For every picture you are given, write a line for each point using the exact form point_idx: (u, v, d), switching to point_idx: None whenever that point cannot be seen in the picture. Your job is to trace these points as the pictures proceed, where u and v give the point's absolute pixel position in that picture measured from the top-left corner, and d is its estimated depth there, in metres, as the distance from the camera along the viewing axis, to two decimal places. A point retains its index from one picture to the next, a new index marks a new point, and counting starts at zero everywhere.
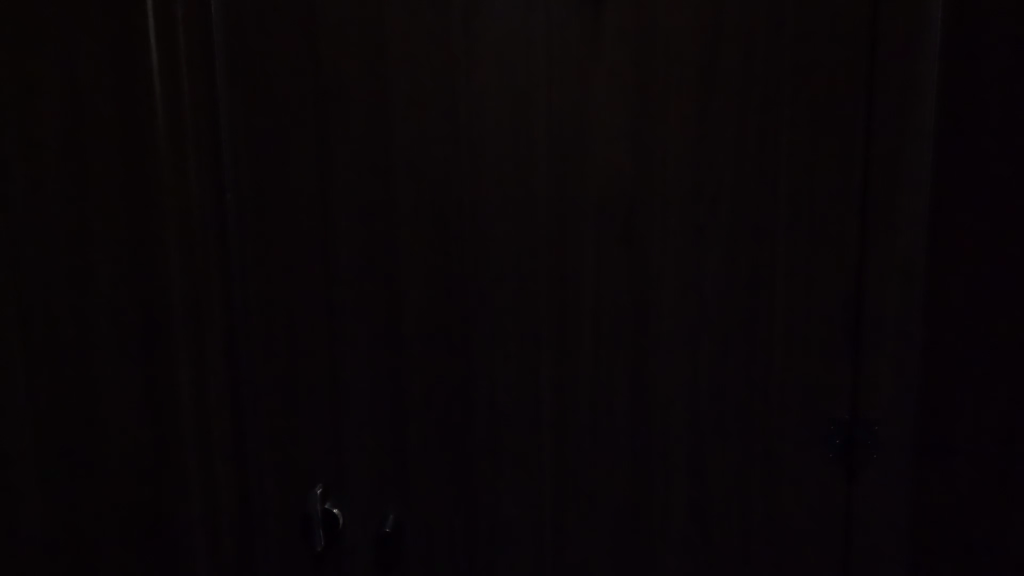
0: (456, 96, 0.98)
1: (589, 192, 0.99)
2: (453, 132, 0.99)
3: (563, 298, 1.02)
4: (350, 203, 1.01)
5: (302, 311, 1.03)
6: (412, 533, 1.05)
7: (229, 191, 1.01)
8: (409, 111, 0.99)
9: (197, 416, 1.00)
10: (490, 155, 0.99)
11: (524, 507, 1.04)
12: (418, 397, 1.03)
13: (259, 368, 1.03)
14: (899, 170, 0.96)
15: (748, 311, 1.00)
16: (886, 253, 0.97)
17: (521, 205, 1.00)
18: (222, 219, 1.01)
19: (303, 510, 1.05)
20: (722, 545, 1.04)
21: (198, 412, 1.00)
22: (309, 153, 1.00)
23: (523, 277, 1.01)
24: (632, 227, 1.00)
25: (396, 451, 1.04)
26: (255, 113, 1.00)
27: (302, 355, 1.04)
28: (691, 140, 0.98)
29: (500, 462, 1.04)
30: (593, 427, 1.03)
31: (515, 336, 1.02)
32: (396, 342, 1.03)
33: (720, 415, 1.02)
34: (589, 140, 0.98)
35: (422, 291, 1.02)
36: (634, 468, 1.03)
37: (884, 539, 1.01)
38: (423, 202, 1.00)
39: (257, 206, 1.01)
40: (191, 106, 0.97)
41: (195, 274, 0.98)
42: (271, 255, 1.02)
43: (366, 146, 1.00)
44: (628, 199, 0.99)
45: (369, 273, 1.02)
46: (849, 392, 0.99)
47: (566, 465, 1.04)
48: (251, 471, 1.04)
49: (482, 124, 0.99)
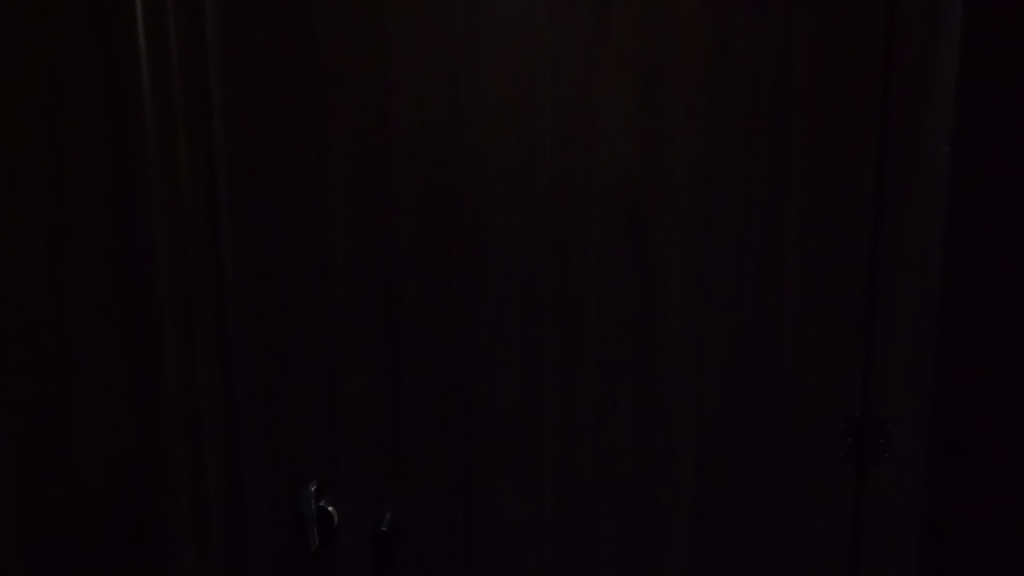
0: (462, 88, 0.95)
1: (599, 188, 0.96)
2: (460, 125, 0.96)
3: (568, 293, 0.99)
4: (351, 195, 0.98)
5: (299, 305, 1.00)
6: (410, 532, 1.02)
7: (222, 182, 0.97)
8: (414, 103, 0.96)
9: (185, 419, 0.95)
10: (497, 149, 0.96)
11: (524, 507, 1.01)
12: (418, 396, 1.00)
13: (253, 364, 1.00)
14: (914, 164, 0.94)
15: (757, 307, 0.97)
16: (900, 250, 0.95)
17: (526, 199, 0.97)
18: (214, 210, 0.97)
19: (297, 509, 1.02)
20: (728, 547, 1.01)
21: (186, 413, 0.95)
22: (308, 143, 0.97)
23: (527, 271, 0.98)
24: (642, 224, 0.97)
25: (394, 449, 1.01)
26: (252, 101, 0.96)
27: (300, 353, 1.01)
28: (704, 136, 0.95)
29: (500, 461, 1.01)
30: (596, 425, 1.00)
31: (518, 332, 0.99)
32: (396, 340, 1.00)
33: (727, 413, 0.99)
34: (597, 131, 0.96)
35: (423, 286, 0.99)
36: (639, 470, 1.00)
37: (894, 539, 0.98)
38: (425, 195, 0.97)
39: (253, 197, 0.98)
40: (182, 93, 0.93)
41: (185, 268, 0.94)
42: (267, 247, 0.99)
43: (369, 139, 0.97)
44: (636, 192, 0.97)
45: (371, 267, 0.99)
46: (860, 390, 0.97)
47: (569, 464, 1.01)
48: (242, 470, 1.01)
49: (490, 117, 0.95)
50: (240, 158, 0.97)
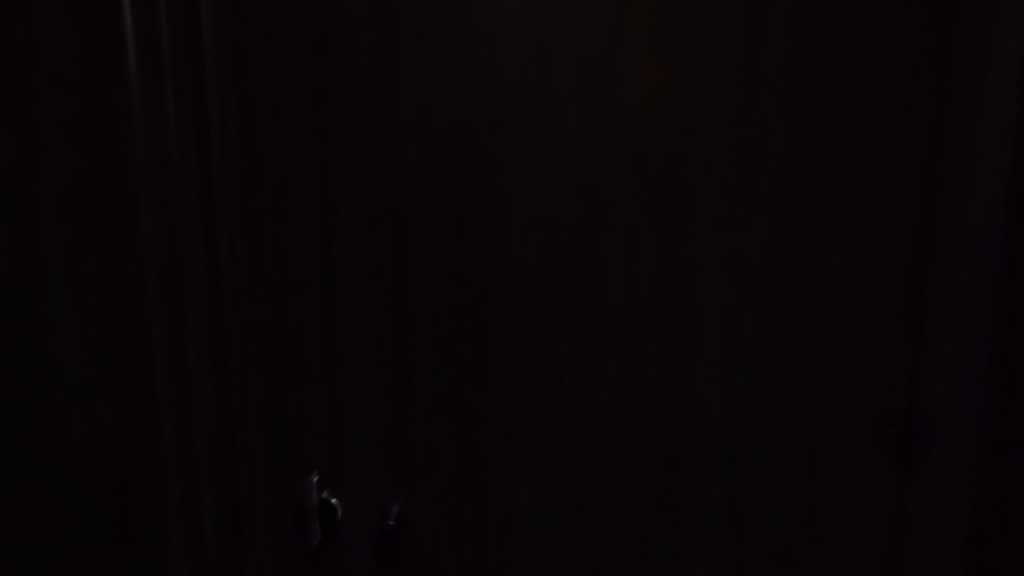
0: (475, 51, 0.86)
1: (631, 170, 0.88)
2: (478, 100, 0.87)
3: (593, 276, 0.90)
4: (355, 170, 0.90)
5: (300, 287, 0.93)
6: (420, 525, 0.97)
7: (216, 158, 0.90)
8: (426, 76, 0.87)
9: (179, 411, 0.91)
10: (519, 126, 0.87)
11: (542, 501, 0.95)
12: (428, 387, 0.94)
13: (250, 353, 0.94)
14: (967, 131, 0.86)
15: (797, 289, 0.89)
16: (953, 224, 0.87)
17: (548, 173, 0.88)
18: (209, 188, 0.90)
19: (298, 501, 0.96)
20: (760, 545, 0.95)
21: (180, 406, 0.91)
22: (307, 112, 0.89)
23: (548, 253, 0.90)
24: (675, 210, 0.88)
25: (402, 439, 0.95)
26: (244, 66, 0.88)
27: (301, 341, 0.93)
28: (745, 112, 0.86)
29: (516, 452, 0.95)
30: (619, 416, 0.93)
31: (537, 317, 0.92)
32: (403, 327, 0.93)
33: (761, 405, 0.92)
34: (625, 98, 0.86)
35: (436, 268, 0.91)
36: (664, 466, 0.94)
37: (941, 536, 0.92)
38: (437, 169, 0.89)
39: (248, 172, 0.90)
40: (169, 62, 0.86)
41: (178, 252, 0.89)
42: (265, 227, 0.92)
43: (378, 116, 0.89)
44: (670, 165, 0.88)
45: (379, 247, 0.91)
46: (906, 376, 0.90)
47: (590, 456, 0.94)
48: (240, 463, 0.96)
49: (511, 92, 0.87)
50: (237, 130, 0.90)
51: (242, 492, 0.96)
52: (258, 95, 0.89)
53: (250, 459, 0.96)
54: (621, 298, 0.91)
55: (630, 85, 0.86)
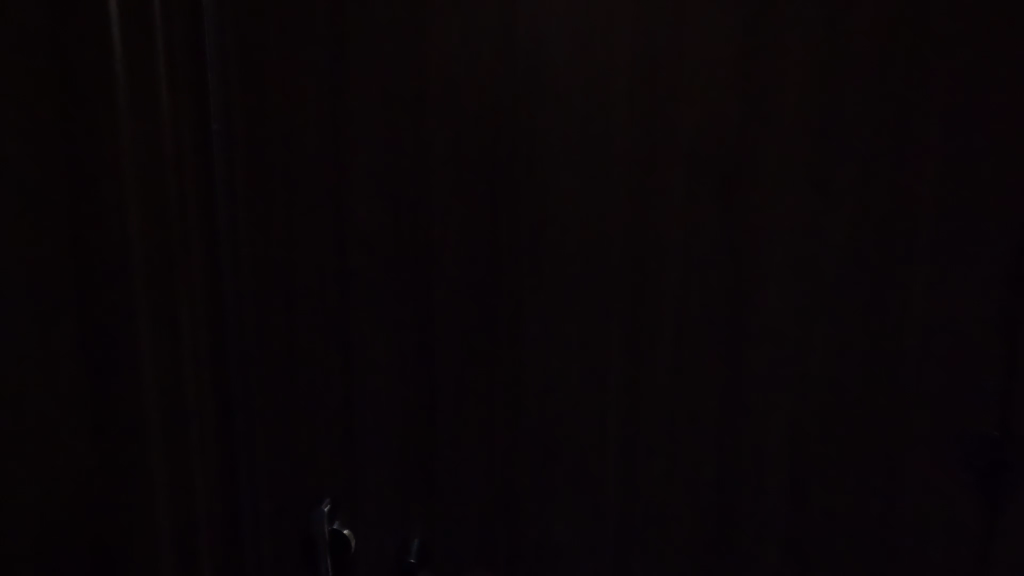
0: (509, 43, 0.77)
1: (701, 197, 0.76)
2: (512, 108, 0.78)
3: (643, 294, 0.79)
4: (374, 177, 0.82)
5: (313, 301, 0.85)
6: (441, 561, 0.87)
7: (222, 164, 0.83)
8: (473, 89, 0.78)
9: (172, 448, 0.82)
10: (582, 150, 0.78)
11: (579, 542, 0.84)
12: (462, 428, 0.85)
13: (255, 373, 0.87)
14: None
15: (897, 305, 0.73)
16: None
17: (593, 182, 0.78)
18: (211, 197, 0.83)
19: (308, 531, 0.88)
20: None
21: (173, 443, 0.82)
22: (323, 113, 0.81)
23: (593, 269, 0.80)
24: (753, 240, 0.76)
25: (421, 466, 0.86)
26: (259, 67, 0.81)
27: (329, 371, 0.86)
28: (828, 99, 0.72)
29: (550, 486, 0.84)
30: (673, 450, 0.80)
31: (578, 340, 0.81)
32: (438, 362, 0.84)
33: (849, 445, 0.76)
34: (683, 92, 0.75)
35: (464, 284, 0.83)
36: (723, 514, 0.80)
37: None
38: (468, 176, 0.80)
39: (257, 180, 0.83)
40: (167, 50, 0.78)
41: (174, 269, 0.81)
42: (275, 239, 0.84)
43: (415, 133, 0.80)
44: (736, 168, 0.75)
45: (399, 260, 0.83)
46: None
47: (636, 493, 0.82)
48: (245, 491, 0.89)
49: (549, 98, 0.77)
50: (243, 132, 0.83)
51: (248, 521, 0.90)
52: (272, 96, 0.82)
53: (267, 491, 0.89)
54: (697, 346, 0.79)
55: (717, 106, 0.74)
